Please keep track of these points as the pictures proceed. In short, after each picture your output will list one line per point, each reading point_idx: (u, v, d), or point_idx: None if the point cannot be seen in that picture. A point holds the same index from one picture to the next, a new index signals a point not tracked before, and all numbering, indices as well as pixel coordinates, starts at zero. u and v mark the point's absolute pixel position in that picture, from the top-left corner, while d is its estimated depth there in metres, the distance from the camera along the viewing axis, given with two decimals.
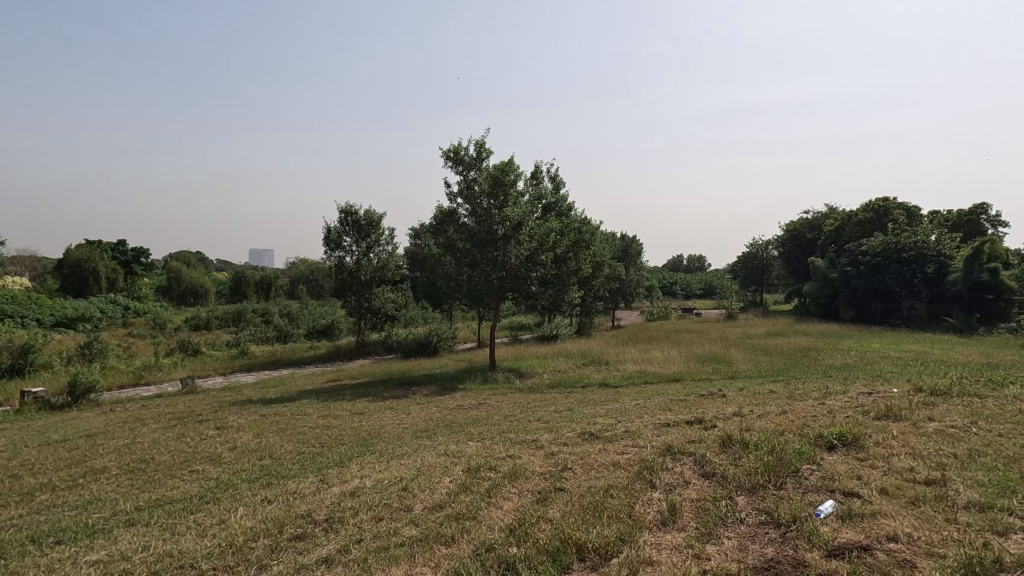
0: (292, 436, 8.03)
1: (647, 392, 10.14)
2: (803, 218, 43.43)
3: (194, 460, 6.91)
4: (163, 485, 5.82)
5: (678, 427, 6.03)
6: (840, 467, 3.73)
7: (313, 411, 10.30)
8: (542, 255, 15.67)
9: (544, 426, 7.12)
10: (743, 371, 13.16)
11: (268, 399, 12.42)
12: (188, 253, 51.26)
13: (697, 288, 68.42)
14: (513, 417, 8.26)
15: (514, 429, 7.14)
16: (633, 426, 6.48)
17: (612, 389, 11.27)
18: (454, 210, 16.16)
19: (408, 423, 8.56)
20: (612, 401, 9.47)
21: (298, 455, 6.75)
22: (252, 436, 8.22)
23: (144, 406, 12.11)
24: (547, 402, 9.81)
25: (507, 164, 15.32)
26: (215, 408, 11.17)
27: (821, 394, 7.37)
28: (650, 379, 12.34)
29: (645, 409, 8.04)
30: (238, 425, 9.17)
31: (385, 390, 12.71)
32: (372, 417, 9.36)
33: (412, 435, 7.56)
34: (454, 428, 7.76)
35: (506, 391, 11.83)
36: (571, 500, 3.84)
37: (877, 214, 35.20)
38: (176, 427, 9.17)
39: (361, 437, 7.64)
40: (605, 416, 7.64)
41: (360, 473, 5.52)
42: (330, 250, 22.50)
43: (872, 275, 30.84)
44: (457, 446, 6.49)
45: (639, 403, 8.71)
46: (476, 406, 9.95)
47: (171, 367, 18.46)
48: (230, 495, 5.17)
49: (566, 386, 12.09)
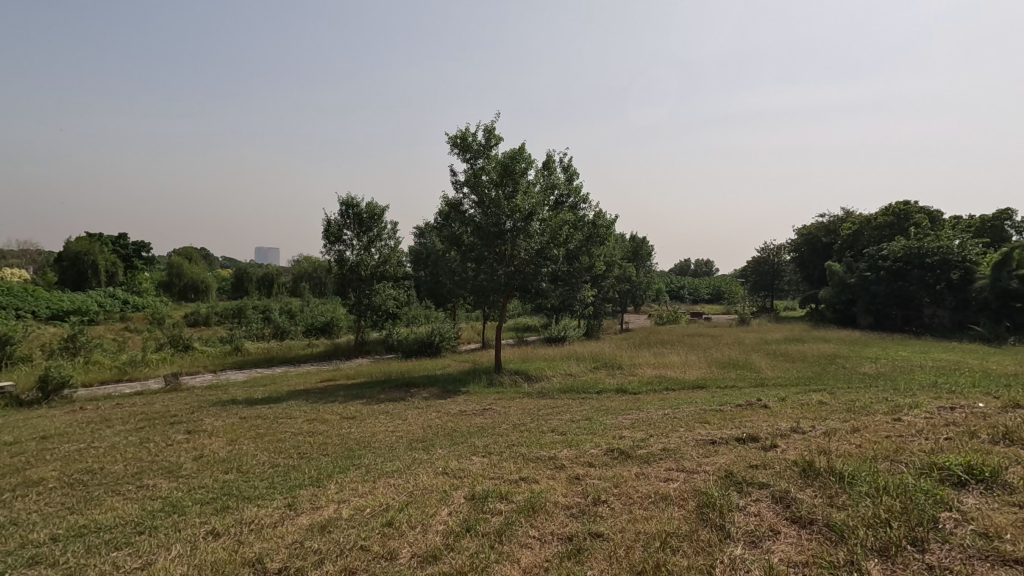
0: (269, 444, 6.96)
1: (673, 400, 9.04)
2: (818, 222, 42.20)
3: (149, 471, 5.85)
4: (98, 505, 4.75)
5: (728, 446, 4.94)
6: (999, 516, 2.69)
7: (299, 414, 9.27)
8: (554, 250, 14.61)
9: (562, 439, 6.05)
10: (773, 379, 12.02)
11: (253, 399, 11.38)
12: (191, 249, 50.48)
13: (705, 293, 67.12)
14: (524, 427, 7.17)
15: (527, 443, 6.06)
16: (670, 442, 5.39)
17: (632, 395, 10.17)
18: (460, 201, 15.18)
19: (404, 432, 7.50)
20: (635, 409, 8.39)
21: (271, 468, 5.68)
22: (225, 443, 7.16)
23: (118, 405, 11.09)
24: (561, 409, 8.74)
25: (518, 152, 14.32)
26: (193, 408, 10.16)
27: (888, 407, 6.27)
28: (673, 385, 11.23)
29: (677, 420, 6.96)
30: (212, 428, 8.14)
31: (381, 391, 11.65)
32: (363, 423, 8.30)
33: (406, 446, 6.47)
34: (457, 439, 6.71)
35: (513, 396, 10.74)
36: (617, 556, 2.77)
37: (898, 218, 33.95)
38: (143, 430, 8.12)
39: (348, 448, 6.57)
40: (632, 428, 6.57)
41: (336, 497, 4.43)
42: (329, 244, 21.50)
43: (892, 280, 29.60)
44: (460, 462, 5.42)
45: (667, 413, 7.64)
46: (481, 412, 8.87)
47: (159, 362, 17.50)
48: (172, 523, 4.11)
49: (579, 391, 11.02)
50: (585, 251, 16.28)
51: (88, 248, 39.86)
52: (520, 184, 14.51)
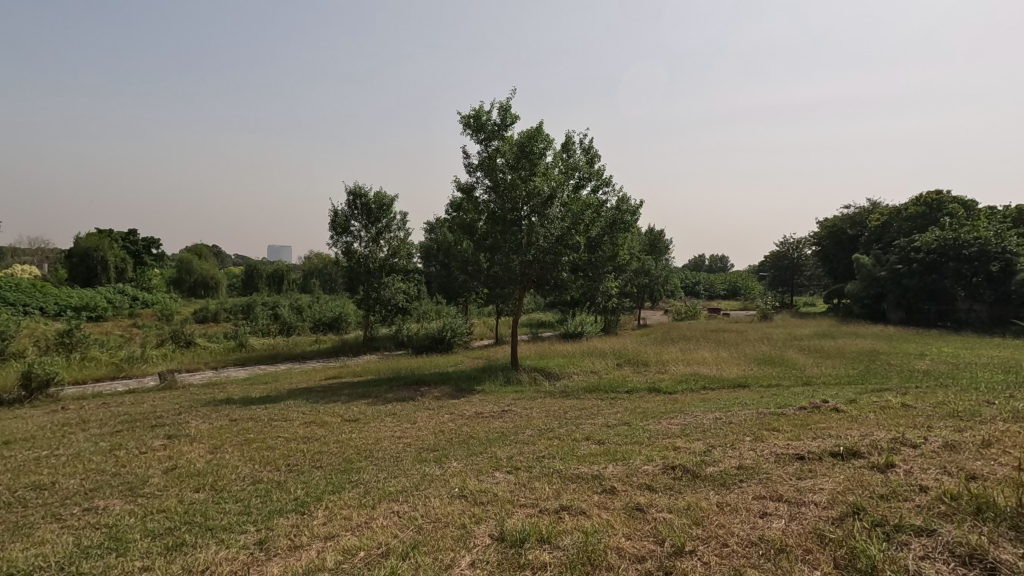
0: (255, 454, 5.97)
1: (718, 401, 7.90)
2: (843, 214, 40.50)
3: (105, 488, 4.85)
4: (25, 537, 3.75)
5: (825, 465, 3.86)
6: None
7: (296, 416, 8.30)
8: (575, 237, 13.50)
9: (603, 452, 4.98)
10: (820, 377, 10.89)
11: (250, 399, 10.43)
12: (201, 246, 49.91)
13: (721, 289, 65.29)
14: (553, 433, 6.12)
15: (561, 455, 5.00)
16: (745, 457, 4.31)
17: (668, 396, 9.05)
18: (473, 186, 14.16)
19: (412, 438, 6.47)
20: (678, 413, 7.26)
21: (252, 487, 4.67)
22: (206, 452, 6.19)
23: (105, 404, 10.19)
24: (591, 412, 7.65)
25: (537, 131, 13.26)
26: (182, 409, 9.23)
27: (1002, 414, 5.14)
28: (711, 384, 10.08)
29: (735, 426, 5.85)
30: (195, 433, 7.17)
31: (389, 390, 10.64)
32: (367, 427, 7.28)
33: (414, 457, 5.45)
34: (474, 448, 5.65)
35: (534, 395, 9.68)
36: None
37: (930, 208, 32.39)
38: (118, 435, 7.16)
39: (346, 459, 5.56)
40: (686, 436, 5.49)
41: (323, 532, 3.41)
42: (336, 235, 20.55)
43: (925, 274, 28.03)
44: (480, 481, 4.38)
45: (720, 418, 6.52)
46: (500, 415, 7.81)
47: (158, 359, 16.66)
48: (105, 568, 3.10)
49: (606, 389, 9.96)
50: (608, 240, 15.13)
51: (97, 244, 39.12)
52: (538, 167, 13.43)
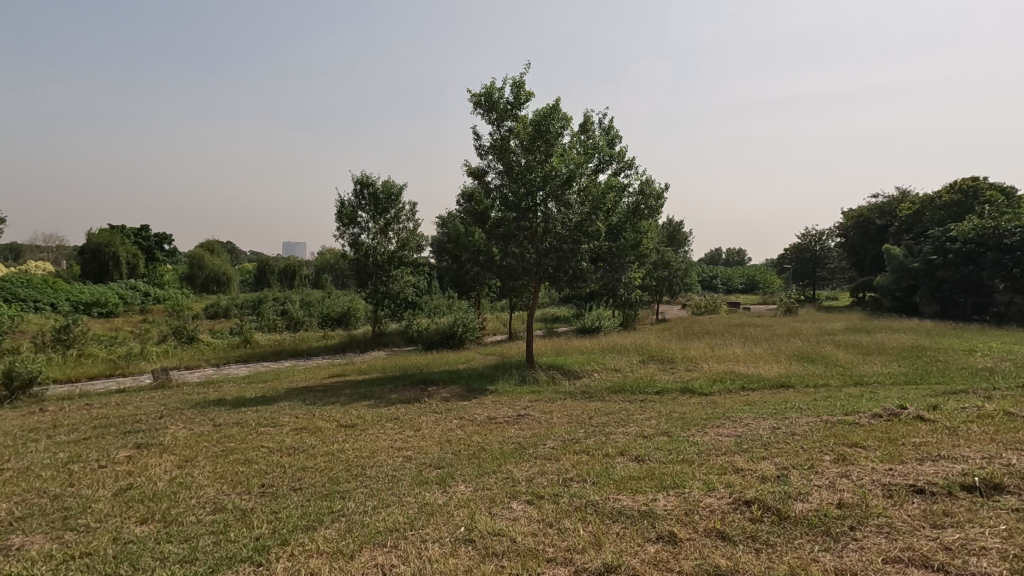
0: (228, 470, 5.06)
1: (765, 405, 6.85)
2: (871, 204, 38.88)
3: (35, 518, 3.96)
4: None
5: (963, 506, 2.83)
6: None
7: (287, 420, 7.39)
8: (595, 223, 12.47)
9: (647, 475, 3.99)
10: (872, 376, 9.78)
11: (242, 400, 9.58)
12: (213, 241, 49.46)
13: (739, 283, 63.61)
14: (580, 446, 5.14)
15: (593, 479, 4.02)
16: (840, 487, 3.29)
17: (705, 398, 8.02)
18: (484, 170, 13.17)
19: (414, 451, 5.53)
20: (724, 420, 6.23)
21: (209, 518, 3.75)
22: (173, 466, 5.30)
23: (88, 405, 9.43)
24: (622, 418, 6.65)
25: (554, 109, 12.25)
26: (165, 412, 8.40)
27: None
28: (750, 384, 9.03)
29: (802, 439, 4.81)
30: (168, 442, 6.28)
31: (393, 391, 9.74)
32: (362, 435, 6.35)
33: (414, 477, 4.49)
34: (486, 465, 4.69)
35: (553, 397, 8.70)
36: None
37: (966, 195, 30.67)
38: (82, 444, 6.30)
39: (332, 479, 4.62)
40: (746, 453, 4.46)
41: None
42: (343, 227, 19.71)
43: (961, 265, 26.35)
44: (493, 517, 3.41)
45: (778, 428, 5.48)
46: (516, 421, 6.85)
47: (158, 355, 15.98)
48: None
49: (632, 390, 8.96)
50: (631, 226, 14.03)
51: (109, 240, 38.71)
52: (555, 148, 12.43)
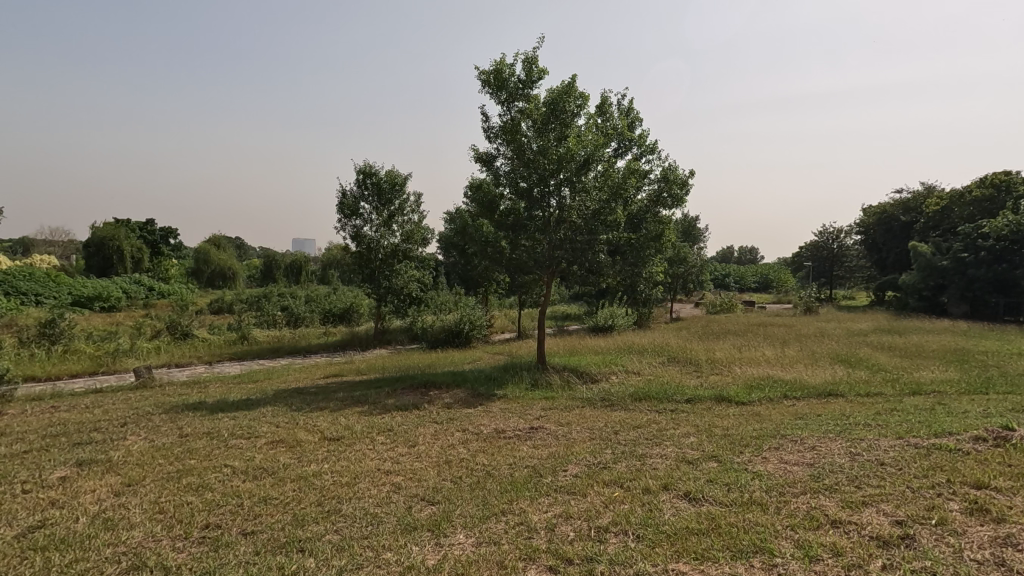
0: (173, 500, 4.06)
1: (825, 421, 5.76)
2: (894, 200, 37.38)
3: None
4: None
5: None
6: None
7: (264, 431, 6.38)
8: (613, 212, 11.39)
9: (713, 527, 2.94)
10: (929, 384, 8.61)
11: (224, 403, 8.62)
12: (218, 236, 48.76)
13: (752, 282, 62.18)
14: (613, 475, 4.09)
15: (638, 531, 2.98)
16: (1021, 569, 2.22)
17: (746, 409, 6.95)
18: (494, 155, 12.12)
19: (405, 475, 4.50)
20: (781, 440, 5.15)
21: None
22: (109, 493, 4.31)
23: (53, 408, 8.53)
24: (655, 435, 5.59)
25: (569, 87, 11.18)
26: (132, 417, 7.44)
27: None
28: (793, 392, 7.91)
29: (902, 472, 3.73)
30: (117, 458, 5.29)
31: (390, 395, 8.74)
32: (346, 453, 5.33)
33: (402, 519, 3.46)
34: (493, 502, 3.65)
35: (570, 405, 7.68)
36: None
37: (999, 190, 28.99)
38: (20, 458, 5.36)
39: (297, 518, 3.61)
40: (834, 494, 3.39)
41: None
42: (346, 219, 18.75)
43: (994, 264, 24.92)
44: None
45: (857, 454, 4.38)
46: (529, 436, 5.82)
47: (147, 352, 15.10)
48: None
49: (659, 397, 7.89)
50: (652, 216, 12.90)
51: (113, 234, 38.02)
52: (571, 130, 11.38)
